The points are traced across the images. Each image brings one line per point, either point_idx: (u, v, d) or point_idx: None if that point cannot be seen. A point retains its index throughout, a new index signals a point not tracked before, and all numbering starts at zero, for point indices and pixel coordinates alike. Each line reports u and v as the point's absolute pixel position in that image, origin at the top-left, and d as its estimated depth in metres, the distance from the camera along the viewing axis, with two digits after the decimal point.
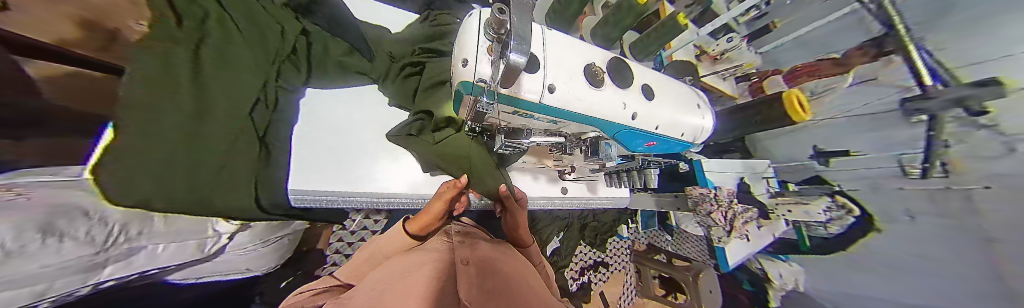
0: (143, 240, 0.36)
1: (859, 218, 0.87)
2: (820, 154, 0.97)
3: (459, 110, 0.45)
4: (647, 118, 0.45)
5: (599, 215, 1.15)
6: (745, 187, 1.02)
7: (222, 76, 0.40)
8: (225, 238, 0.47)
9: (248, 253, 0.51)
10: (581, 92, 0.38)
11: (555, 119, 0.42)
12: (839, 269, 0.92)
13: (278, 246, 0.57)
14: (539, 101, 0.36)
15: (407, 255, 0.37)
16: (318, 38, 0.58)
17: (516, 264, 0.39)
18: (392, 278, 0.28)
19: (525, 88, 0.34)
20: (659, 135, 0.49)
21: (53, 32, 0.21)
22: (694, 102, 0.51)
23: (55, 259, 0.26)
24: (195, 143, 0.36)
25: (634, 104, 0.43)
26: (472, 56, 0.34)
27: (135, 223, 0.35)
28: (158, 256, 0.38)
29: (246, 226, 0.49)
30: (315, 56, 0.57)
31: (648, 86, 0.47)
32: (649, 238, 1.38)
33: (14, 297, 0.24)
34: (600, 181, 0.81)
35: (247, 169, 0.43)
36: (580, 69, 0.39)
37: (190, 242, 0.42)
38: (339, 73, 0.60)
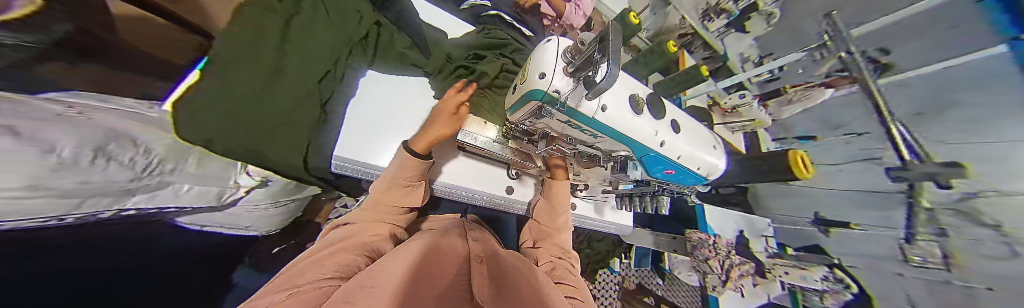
0: (173, 176, 0.37)
1: (857, 295, 0.86)
2: (822, 221, 0.95)
3: (514, 111, 0.50)
4: (674, 149, 0.49)
5: (594, 241, 1.16)
6: (744, 241, 1.14)
7: (301, 46, 0.46)
8: (242, 191, 0.48)
9: (255, 210, 0.52)
10: (626, 116, 0.42)
11: (599, 135, 0.45)
12: None
13: (283, 210, 0.58)
14: (594, 116, 0.41)
15: (421, 241, 0.37)
16: (388, 28, 0.63)
17: (523, 265, 0.40)
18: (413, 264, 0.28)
19: (585, 103, 0.39)
20: (678, 164, 0.51)
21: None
22: (710, 143, 0.54)
23: (97, 179, 0.28)
24: (268, 100, 0.42)
25: (665, 133, 0.47)
26: (549, 70, 0.38)
27: (172, 160, 0.37)
28: (181, 195, 0.40)
29: (264, 185, 0.50)
30: (383, 41, 0.61)
31: (676, 122, 0.50)
32: (643, 278, 1.28)
33: (53, 206, 0.25)
34: (607, 203, 0.82)
35: (304, 131, 0.48)
36: (627, 97, 0.43)
37: (212, 188, 0.44)
38: (398, 65, 0.64)
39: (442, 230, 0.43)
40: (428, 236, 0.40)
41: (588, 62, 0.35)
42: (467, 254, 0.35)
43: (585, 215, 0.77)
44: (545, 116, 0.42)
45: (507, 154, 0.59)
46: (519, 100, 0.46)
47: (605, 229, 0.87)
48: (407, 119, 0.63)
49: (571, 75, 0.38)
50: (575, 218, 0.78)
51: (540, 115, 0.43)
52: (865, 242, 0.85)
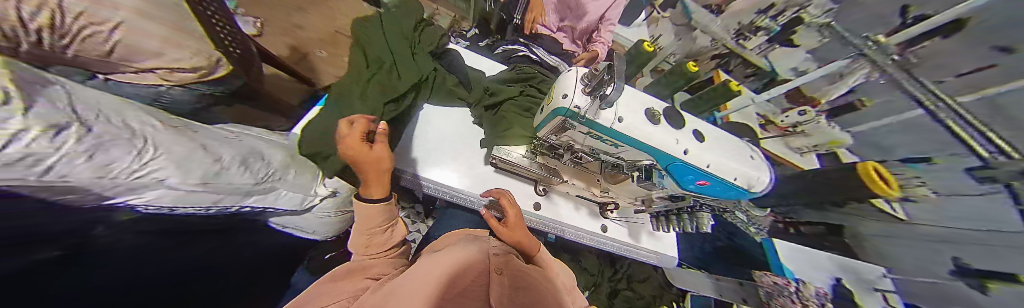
0: (280, 183, 0.51)
1: None
2: (967, 272, 0.67)
3: (542, 126, 0.57)
4: (707, 159, 0.46)
5: (635, 283, 1.00)
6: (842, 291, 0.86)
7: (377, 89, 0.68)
8: (318, 200, 0.59)
9: (325, 218, 0.63)
10: (642, 126, 0.46)
11: (619, 144, 0.48)
12: None
13: (341, 218, 0.68)
14: (612, 127, 0.45)
15: (448, 252, 0.38)
16: (441, 73, 0.84)
17: (549, 284, 0.37)
18: (431, 275, 0.29)
19: (601, 116, 0.44)
20: (713, 174, 0.47)
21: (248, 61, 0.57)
22: (746, 153, 0.49)
23: (217, 182, 0.40)
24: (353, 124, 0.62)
25: (689, 142, 0.47)
26: (569, 90, 0.45)
27: (281, 172, 0.52)
28: (281, 199, 0.52)
29: (333, 195, 0.61)
30: (437, 83, 0.81)
31: (700, 131, 0.49)
32: None
33: (189, 197, 0.38)
34: (645, 224, 0.75)
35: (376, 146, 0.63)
36: (642, 111, 0.47)
37: (298, 195, 0.55)
38: (447, 97, 0.81)
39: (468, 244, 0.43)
40: (455, 248, 0.40)
41: (599, 82, 0.40)
42: (487, 263, 0.34)
43: (620, 241, 0.70)
44: (569, 127, 0.49)
45: (536, 168, 0.62)
46: (547, 116, 0.53)
47: (644, 259, 0.76)
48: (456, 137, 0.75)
49: (588, 94, 0.43)
50: (607, 241, 0.71)
51: (564, 127, 0.49)
52: None
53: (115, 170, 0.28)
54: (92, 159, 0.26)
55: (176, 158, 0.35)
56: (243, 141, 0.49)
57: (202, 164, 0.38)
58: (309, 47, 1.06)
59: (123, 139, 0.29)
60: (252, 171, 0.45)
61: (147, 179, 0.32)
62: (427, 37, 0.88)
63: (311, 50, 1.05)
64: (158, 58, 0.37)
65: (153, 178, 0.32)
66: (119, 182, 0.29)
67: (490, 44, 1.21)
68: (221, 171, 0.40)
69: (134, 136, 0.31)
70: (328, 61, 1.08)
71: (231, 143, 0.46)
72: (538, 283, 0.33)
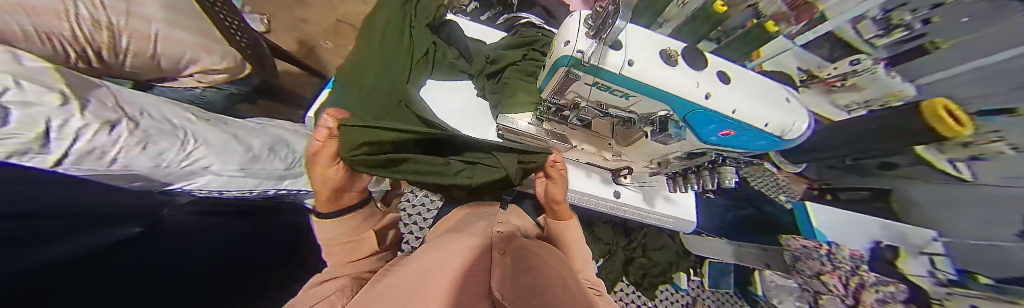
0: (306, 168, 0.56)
1: None
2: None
3: (547, 83, 0.54)
4: (729, 103, 0.41)
5: (650, 252, 1.00)
6: (881, 254, 0.77)
7: (377, 77, 0.70)
8: None
9: None
10: (657, 69, 0.42)
11: (631, 93, 0.45)
12: None
13: None
14: (619, 72, 0.41)
15: (453, 237, 0.39)
16: (440, 46, 0.85)
17: (552, 260, 0.38)
18: (437, 256, 0.31)
19: (608, 61, 0.41)
20: (739, 122, 0.42)
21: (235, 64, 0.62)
22: (781, 96, 0.44)
23: (254, 169, 0.45)
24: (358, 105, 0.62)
25: (709, 85, 0.42)
26: (572, 37, 0.42)
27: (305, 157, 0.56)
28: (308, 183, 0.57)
29: None
30: (439, 57, 0.83)
31: (724, 73, 0.44)
32: (720, 303, 1.03)
33: (237, 183, 0.44)
34: (661, 187, 0.74)
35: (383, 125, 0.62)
36: (657, 52, 0.43)
37: None
38: (449, 71, 0.82)
39: (470, 227, 0.44)
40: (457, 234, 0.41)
41: (603, 23, 0.37)
42: (491, 244, 0.34)
43: (635, 206, 0.69)
44: (573, 79, 0.46)
45: (543, 133, 0.61)
46: (550, 71, 0.51)
47: (660, 225, 0.75)
48: (463, 110, 0.78)
49: (593, 37, 0.41)
50: (624, 207, 0.70)
51: (569, 79, 0.46)
52: None
53: (166, 161, 0.33)
54: (145, 151, 0.30)
55: (212, 149, 0.39)
56: (268, 129, 0.54)
57: (236, 154, 0.42)
58: (315, 39, 1.08)
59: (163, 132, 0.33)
60: (280, 157, 0.50)
61: (197, 167, 0.37)
62: (423, 9, 0.86)
63: (318, 43, 1.07)
64: (194, 64, 0.52)
65: (198, 168, 0.37)
66: (173, 170, 0.34)
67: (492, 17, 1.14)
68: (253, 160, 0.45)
69: (179, 130, 0.35)
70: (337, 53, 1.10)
71: (256, 132, 0.49)
72: (546, 265, 0.32)
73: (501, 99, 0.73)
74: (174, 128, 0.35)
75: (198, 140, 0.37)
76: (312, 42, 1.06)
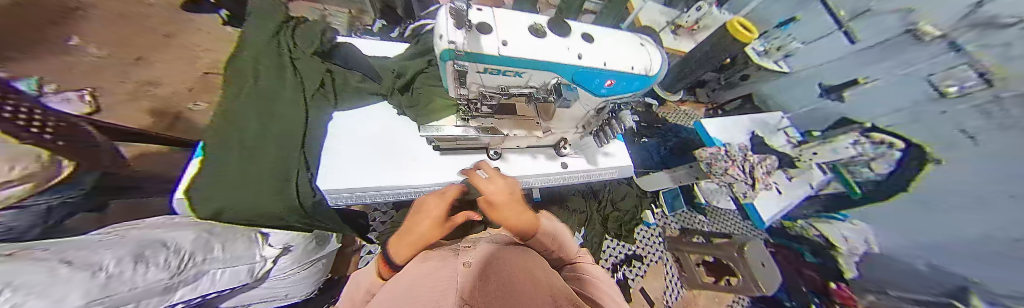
0: (209, 265, 0.45)
1: (905, 150, 0.82)
2: (831, 90, 1.02)
3: (447, 83, 0.51)
4: (595, 56, 0.44)
5: (618, 203, 1.08)
6: (758, 139, 1.05)
7: (242, 149, 0.50)
8: (269, 262, 0.55)
9: (286, 277, 0.61)
10: (528, 40, 0.41)
11: (519, 70, 0.44)
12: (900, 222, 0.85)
13: (314, 270, 0.68)
14: (499, 54, 0.40)
15: (417, 255, 0.40)
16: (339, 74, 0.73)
17: (521, 255, 0.40)
18: (409, 270, 0.32)
19: (484, 45, 0.39)
20: (613, 71, 0.45)
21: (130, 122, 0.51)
22: (636, 41, 0.50)
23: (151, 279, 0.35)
24: (266, 170, 0.50)
25: (578, 47, 0.44)
26: (440, 26, 0.39)
27: (201, 251, 0.44)
28: (216, 280, 0.46)
29: (288, 251, 0.59)
30: (339, 85, 0.71)
31: (587, 34, 0.47)
32: (683, 222, 1.24)
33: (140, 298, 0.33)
34: (597, 153, 0.81)
35: (261, 186, 0.48)
36: (523, 28, 0.43)
37: (241, 267, 0.50)
38: (357, 94, 0.71)
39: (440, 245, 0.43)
40: (423, 249, 0.42)
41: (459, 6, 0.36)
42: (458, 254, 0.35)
43: (580, 170, 0.77)
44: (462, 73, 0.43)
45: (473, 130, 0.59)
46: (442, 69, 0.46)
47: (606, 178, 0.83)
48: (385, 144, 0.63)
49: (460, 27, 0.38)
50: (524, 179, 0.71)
51: (459, 74, 0.44)
52: (884, 93, 0.87)
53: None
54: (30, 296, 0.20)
55: (149, 279, 0.35)
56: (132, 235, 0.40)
57: (166, 259, 0.38)
58: None
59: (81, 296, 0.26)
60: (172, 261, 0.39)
61: (173, 282, 0.38)
62: (304, 37, 0.72)
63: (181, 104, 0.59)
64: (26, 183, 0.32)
65: (190, 273, 0.41)
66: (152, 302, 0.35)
67: (400, 30, 1.10)
68: (220, 246, 0.48)
69: (96, 279, 0.29)
70: (249, 101, 0.56)
71: (97, 252, 0.32)
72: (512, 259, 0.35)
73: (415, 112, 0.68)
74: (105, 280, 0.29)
75: (129, 268, 0.33)
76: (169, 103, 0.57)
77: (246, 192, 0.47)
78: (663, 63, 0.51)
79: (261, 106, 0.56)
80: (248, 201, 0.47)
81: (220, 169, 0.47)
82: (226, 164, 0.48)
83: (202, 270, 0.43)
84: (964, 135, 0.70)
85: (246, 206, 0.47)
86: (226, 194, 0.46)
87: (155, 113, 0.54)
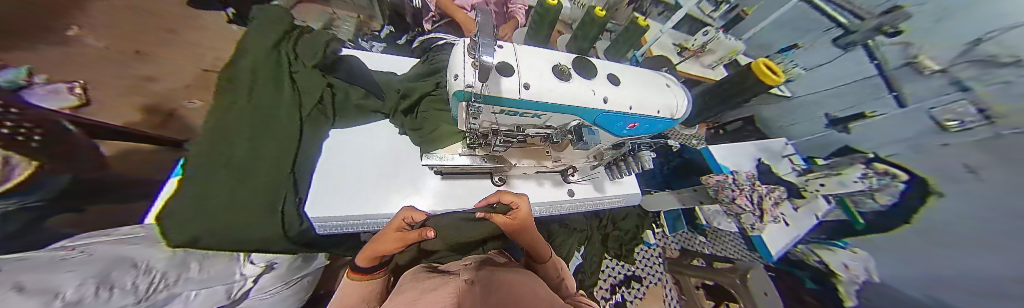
0: (178, 287, 0.43)
1: (908, 182, 0.80)
2: (837, 121, 1.00)
3: (456, 120, 0.51)
4: (619, 100, 0.43)
5: (620, 222, 1.07)
6: (765, 167, 1.06)
7: (229, 168, 0.48)
8: (250, 281, 0.54)
9: (270, 296, 0.58)
10: (552, 85, 0.40)
11: (540, 113, 0.44)
12: (903, 253, 0.81)
13: (296, 287, 0.64)
14: (518, 97, 0.39)
15: (407, 285, 0.40)
16: (340, 88, 0.74)
17: (522, 278, 0.38)
18: (398, 306, 0.32)
19: (504, 88, 0.38)
20: (640, 115, 0.46)
21: (120, 117, 0.43)
22: (663, 82, 0.51)
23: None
24: (248, 192, 0.47)
25: (604, 89, 0.43)
26: (459, 71, 0.38)
27: (173, 271, 0.43)
28: (191, 301, 0.46)
29: (269, 269, 0.55)
30: (337, 101, 0.71)
31: (614, 75, 0.47)
32: (683, 242, 1.24)
33: None
34: (604, 179, 0.84)
35: (242, 214, 0.45)
36: (548, 69, 0.42)
37: (217, 288, 0.50)
38: (358, 113, 0.74)
39: (423, 276, 0.43)
40: (409, 284, 0.41)
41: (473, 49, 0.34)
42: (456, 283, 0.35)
43: (588, 198, 0.79)
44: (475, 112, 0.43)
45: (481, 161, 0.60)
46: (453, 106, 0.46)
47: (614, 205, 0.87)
48: (389, 164, 0.67)
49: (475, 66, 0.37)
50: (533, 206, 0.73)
51: (471, 114, 0.43)
52: (885, 127, 0.87)
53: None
54: None
55: (112, 306, 0.33)
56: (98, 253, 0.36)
57: (133, 283, 0.37)
58: None
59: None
60: (135, 287, 0.37)
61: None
62: (307, 46, 0.69)
63: (179, 103, 0.55)
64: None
65: (161, 297, 0.41)
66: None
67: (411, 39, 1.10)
68: (197, 267, 0.47)
69: (54, 306, 0.27)
70: (239, 117, 0.53)
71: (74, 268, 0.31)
72: (512, 283, 0.34)
73: (420, 138, 0.70)
74: (64, 306, 0.28)
75: (93, 292, 0.32)
76: (167, 103, 0.53)
77: (227, 217, 0.44)
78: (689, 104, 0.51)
79: (251, 123, 0.53)
80: (229, 227, 0.44)
81: (202, 193, 0.44)
82: (208, 187, 0.45)
83: (173, 293, 0.43)
84: (966, 172, 0.68)
85: (227, 233, 0.44)
86: (209, 220, 0.43)
87: (149, 112, 0.48)
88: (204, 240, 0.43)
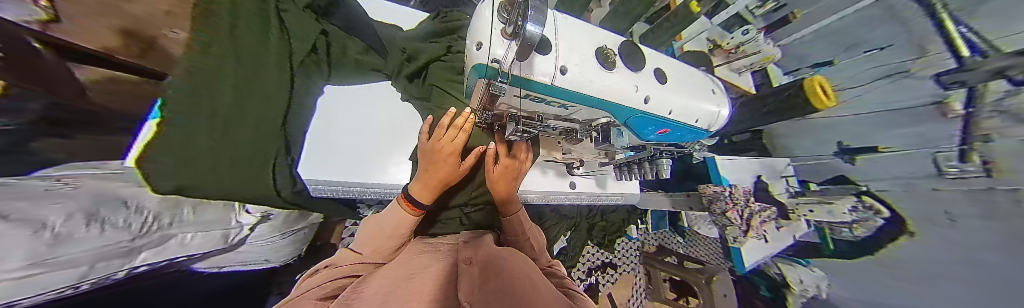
0: (173, 229, 0.43)
1: (889, 219, 0.85)
2: (846, 151, 0.97)
3: (470, 97, 0.48)
4: (658, 104, 0.47)
5: (607, 214, 1.12)
6: (763, 185, 1.04)
7: (223, 115, 0.42)
8: (247, 229, 0.55)
9: (266, 244, 0.60)
10: (594, 75, 0.40)
11: (568, 104, 0.44)
12: (863, 277, 0.90)
13: (294, 238, 0.67)
14: (551, 83, 0.38)
15: (412, 256, 0.42)
16: (336, 37, 0.69)
17: (518, 261, 0.39)
18: (398, 279, 0.32)
19: (538, 71, 0.36)
20: (672, 121, 0.51)
21: (99, 41, 0.29)
22: (708, 89, 0.54)
23: (99, 242, 0.31)
24: (243, 147, 0.45)
25: (645, 87, 0.45)
26: (486, 39, 0.35)
27: (165, 214, 0.42)
28: (188, 244, 0.45)
29: (266, 219, 0.57)
30: (335, 52, 0.68)
31: (660, 70, 0.49)
32: (661, 240, 1.31)
33: (63, 277, 0.29)
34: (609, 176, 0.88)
35: (239, 168, 0.44)
36: (593, 53, 0.41)
37: (215, 232, 0.50)
38: (358, 71, 0.72)
39: (426, 249, 0.45)
40: (418, 257, 0.42)
41: (517, 21, 0.31)
42: (459, 260, 0.36)
43: (588, 192, 0.85)
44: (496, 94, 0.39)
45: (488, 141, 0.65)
46: (470, 82, 0.44)
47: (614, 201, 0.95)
48: (387, 130, 0.71)
49: (510, 39, 0.34)
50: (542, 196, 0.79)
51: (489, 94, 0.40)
52: (893, 164, 0.85)
53: (97, 271, 0.33)
54: None
55: (104, 241, 0.32)
56: (87, 187, 0.32)
57: (126, 221, 0.35)
58: None
59: (25, 256, 0.23)
60: (129, 224, 0.36)
61: (134, 245, 0.37)
62: None
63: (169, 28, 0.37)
64: None
65: (155, 236, 0.40)
66: (109, 266, 0.34)
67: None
68: (189, 210, 0.46)
69: (45, 237, 0.25)
70: (219, 52, 0.42)
71: (71, 195, 0.30)
72: (513, 265, 0.35)
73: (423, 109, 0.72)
74: (56, 240, 0.26)
75: (85, 226, 0.30)
76: (151, 25, 0.34)
77: (223, 172, 0.42)
78: (724, 117, 0.55)
79: (233, 70, 0.44)
80: (223, 179, 0.43)
81: (188, 143, 0.38)
82: (191, 143, 0.38)
83: (169, 234, 0.42)
84: (946, 219, 0.73)
85: (227, 188, 0.44)
86: (205, 177, 0.40)
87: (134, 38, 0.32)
88: (190, 191, 0.41)
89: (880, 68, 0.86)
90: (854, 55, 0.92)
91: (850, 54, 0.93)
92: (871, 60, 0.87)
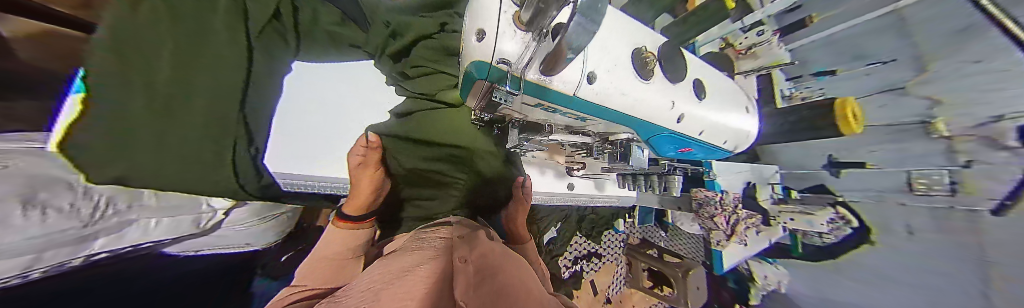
0: (131, 213, 0.38)
1: (856, 229, 0.91)
2: (834, 164, 0.99)
3: (468, 98, 0.44)
4: (685, 122, 0.46)
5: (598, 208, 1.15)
6: (751, 191, 1.03)
7: (161, 96, 0.40)
8: (220, 215, 0.52)
9: (244, 229, 0.56)
10: (624, 86, 0.37)
11: (587, 116, 0.42)
12: (828, 275, 0.98)
13: (276, 223, 0.63)
14: (574, 93, 0.34)
15: (399, 255, 0.40)
16: (305, 4, 0.70)
17: (511, 264, 0.37)
18: (385, 278, 0.30)
19: (560, 77, 0.32)
20: (699, 141, 0.51)
21: None
22: (742, 106, 0.54)
23: (53, 229, 0.26)
24: (183, 134, 0.42)
25: (681, 105, 0.44)
26: (491, 28, 0.30)
27: (120, 198, 0.36)
28: (151, 230, 0.41)
29: (243, 204, 0.56)
30: (307, 24, 0.71)
31: (699, 82, 0.47)
32: (645, 233, 1.37)
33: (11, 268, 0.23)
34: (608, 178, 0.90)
35: (178, 157, 0.42)
36: (628, 57, 0.37)
37: (183, 218, 0.46)
38: (332, 45, 0.77)
39: (414, 249, 0.43)
40: (414, 256, 0.39)
41: (533, 9, 0.26)
42: (451, 261, 0.34)
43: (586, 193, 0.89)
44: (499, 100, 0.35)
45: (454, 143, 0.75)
46: (466, 80, 0.40)
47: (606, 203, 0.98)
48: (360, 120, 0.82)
49: (525, 31, 0.31)
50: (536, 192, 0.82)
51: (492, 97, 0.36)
52: (873, 179, 0.89)
53: (50, 258, 0.27)
54: None
55: (58, 228, 0.27)
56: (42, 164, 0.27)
57: (72, 206, 0.29)
58: None
59: None
60: (74, 210, 0.29)
61: (86, 232, 0.31)
62: None
63: None
64: None
65: (110, 222, 0.34)
66: (60, 254, 0.28)
67: None
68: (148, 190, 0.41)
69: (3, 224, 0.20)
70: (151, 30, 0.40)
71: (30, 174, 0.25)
72: (510, 268, 0.34)
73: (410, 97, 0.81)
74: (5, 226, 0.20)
75: (24, 212, 0.23)
76: None
77: (159, 160, 0.39)
78: (751, 137, 0.56)
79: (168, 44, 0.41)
80: (160, 168, 0.40)
81: (125, 125, 0.35)
82: (134, 121, 0.36)
83: (126, 219, 0.37)
84: (905, 231, 0.82)
85: (172, 177, 0.42)
86: (147, 163, 0.38)
87: None
88: (129, 179, 0.37)
89: (884, 86, 0.86)
90: (857, 65, 0.91)
91: (855, 65, 0.91)
92: (876, 76, 0.87)
